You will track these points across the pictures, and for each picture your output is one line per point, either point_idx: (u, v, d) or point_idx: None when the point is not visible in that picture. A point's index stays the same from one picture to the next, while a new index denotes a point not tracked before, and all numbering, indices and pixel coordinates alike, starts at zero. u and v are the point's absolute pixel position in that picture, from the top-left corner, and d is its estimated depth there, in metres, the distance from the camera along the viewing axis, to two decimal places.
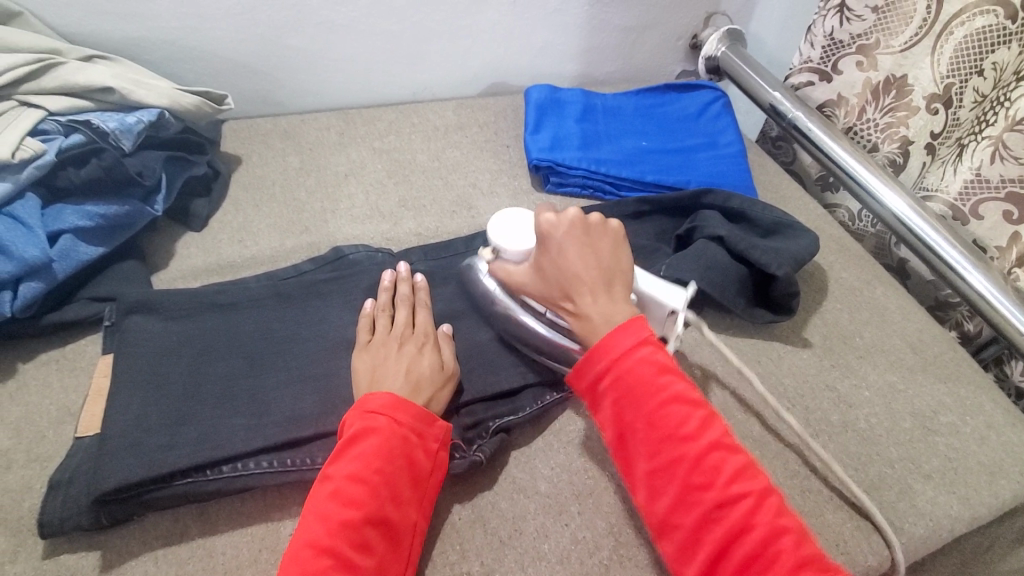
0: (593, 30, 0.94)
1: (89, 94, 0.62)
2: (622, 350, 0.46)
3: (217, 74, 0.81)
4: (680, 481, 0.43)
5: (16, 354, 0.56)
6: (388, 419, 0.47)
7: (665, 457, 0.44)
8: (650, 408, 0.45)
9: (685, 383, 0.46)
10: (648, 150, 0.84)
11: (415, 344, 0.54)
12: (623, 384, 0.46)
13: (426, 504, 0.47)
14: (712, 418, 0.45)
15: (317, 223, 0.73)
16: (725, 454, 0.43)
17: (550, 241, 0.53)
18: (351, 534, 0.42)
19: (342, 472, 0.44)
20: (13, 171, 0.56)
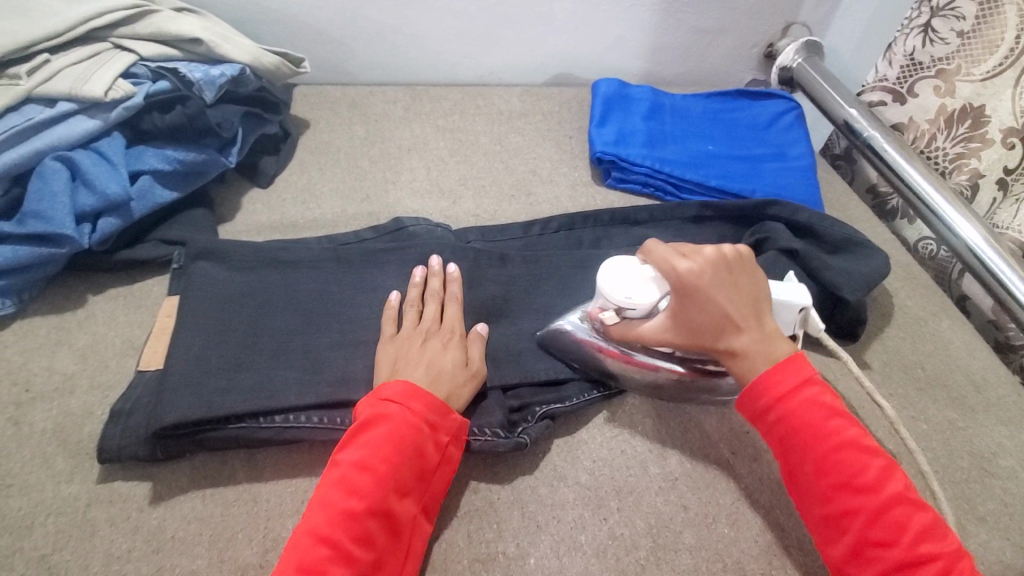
0: (667, 29, 0.92)
1: (177, 43, 0.64)
2: (788, 387, 0.46)
3: (294, 40, 0.83)
4: (858, 532, 0.42)
5: (86, 286, 0.58)
6: (401, 407, 0.46)
7: (841, 506, 0.43)
8: (821, 453, 0.44)
9: (858, 430, 0.44)
10: (713, 154, 0.82)
11: (442, 338, 0.53)
12: (788, 423, 0.45)
13: (430, 499, 0.46)
14: (892, 469, 0.43)
15: (377, 193, 0.74)
16: (910, 510, 0.42)
17: (692, 289, 0.49)
18: (353, 524, 0.41)
19: (352, 459, 0.44)
20: (104, 110, 0.58)
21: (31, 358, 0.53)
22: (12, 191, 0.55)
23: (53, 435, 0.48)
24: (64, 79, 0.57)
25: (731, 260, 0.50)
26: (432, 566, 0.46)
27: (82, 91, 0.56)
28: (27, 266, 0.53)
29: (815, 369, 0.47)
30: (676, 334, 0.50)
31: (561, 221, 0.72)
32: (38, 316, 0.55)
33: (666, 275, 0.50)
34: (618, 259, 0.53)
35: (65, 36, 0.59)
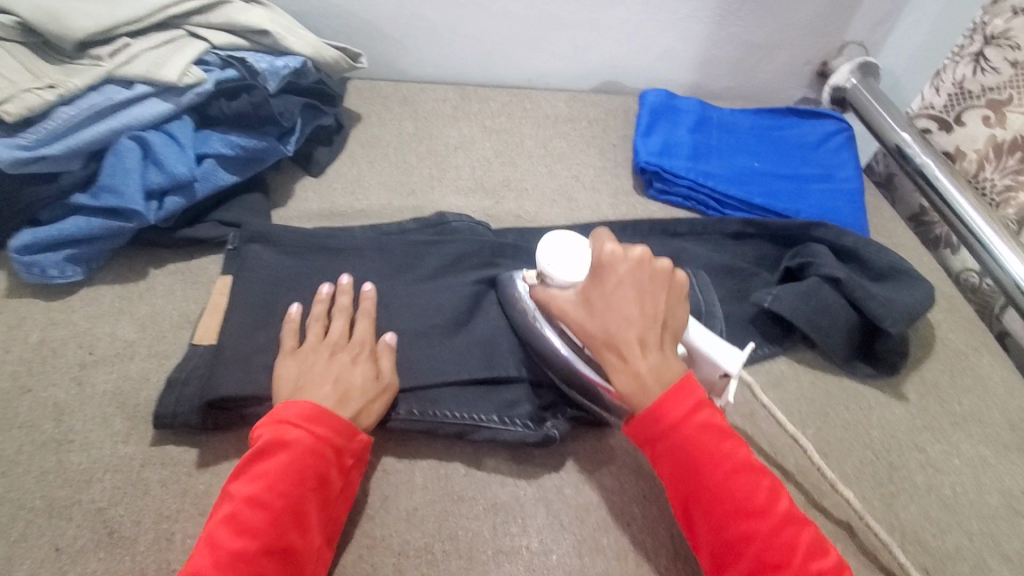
0: (719, 42, 0.92)
1: (246, 34, 0.67)
2: (684, 412, 0.45)
3: (351, 35, 0.85)
4: (751, 558, 0.42)
5: (148, 259, 0.61)
6: (305, 432, 0.44)
7: (735, 533, 0.43)
8: (718, 479, 0.44)
9: (744, 450, 0.46)
10: (758, 171, 0.81)
11: (350, 352, 0.51)
12: (683, 447, 0.45)
13: (332, 526, 0.45)
14: (776, 489, 0.45)
15: (423, 188, 0.76)
16: (796, 529, 0.43)
17: (606, 273, 0.50)
18: (243, 568, 0.39)
19: (245, 494, 0.42)
20: (176, 95, 0.62)
21: (96, 324, 0.56)
22: (89, 165, 0.58)
23: (112, 397, 0.51)
24: (142, 63, 0.60)
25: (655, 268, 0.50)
26: (458, 553, 0.47)
27: (159, 76, 0.60)
28: (98, 237, 0.57)
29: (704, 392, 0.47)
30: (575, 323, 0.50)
31: (600, 228, 0.73)
32: (103, 284, 0.59)
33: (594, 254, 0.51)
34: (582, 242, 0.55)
35: (145, 22, 0.62)
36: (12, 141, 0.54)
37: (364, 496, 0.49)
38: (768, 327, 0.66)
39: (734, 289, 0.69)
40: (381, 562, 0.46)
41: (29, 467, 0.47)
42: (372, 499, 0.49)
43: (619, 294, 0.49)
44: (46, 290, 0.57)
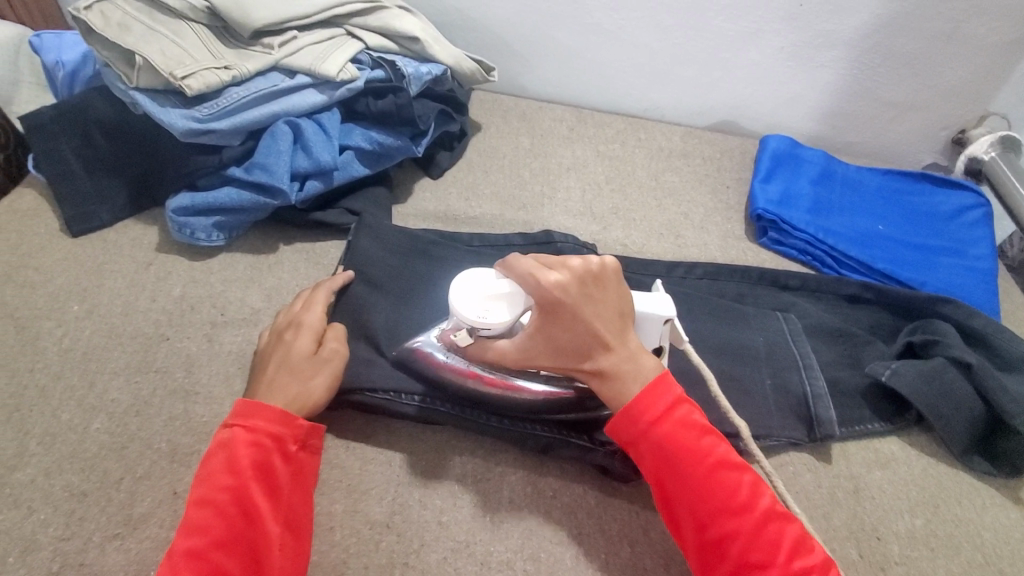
0: (852, 95, 0.88)
1: (398, 39, 0.71)
2: (663, 411, 0.44)
3: (483, 48, 0.89)
4: (736, 557, 0.41)
5: (280, 236, 0.66)
6: (239, 429, 0.44)
7: (719, 531, 0.42)
8: (698, 477, 0.43)
9: (724, 446, 0.45)
10: (882, 235, 0.77)
11: (295, 333, 0.51)
12: (663, 448, 0.44)
13: (292, 514, 0.42)
14: (757, 483, 0.44)
15: (533, 204, 0.77)
16: (779, 524, 0.42)
17: (559, 303, 0.46)
18: (198, 564, 0.38)
19: (194, 498, 0.41)
20: (331, 88, 0.66)
21: (229, 288, 0.60)
22: (246, 143, 0.64)
23: (236, 358, 0.55)
24: (307, 56, 0.65)
25: (597, 270, 0.47)
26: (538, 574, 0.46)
27: (320, 69, 0.64)
28: (243, 208, 0.62)
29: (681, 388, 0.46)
30: (548, 357, 0.47)
31: (707, 269, 0.71)
32: (238, 252, 0.63)
33: (533, 289, 0.47)
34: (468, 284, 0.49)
35: (312, 18, 0.67)
36: (188, 112, 0.60)
37: (452, 497, 0.49)
38: (879, 401, 0.62)
39: (845, 354, 0.65)
40: (464, 566, 0.46)
41: (159, 410, 0.51)
42: (460, 503, 0.49)
43: (580, 318, 0.46)
44: (190, 250, 0.63)
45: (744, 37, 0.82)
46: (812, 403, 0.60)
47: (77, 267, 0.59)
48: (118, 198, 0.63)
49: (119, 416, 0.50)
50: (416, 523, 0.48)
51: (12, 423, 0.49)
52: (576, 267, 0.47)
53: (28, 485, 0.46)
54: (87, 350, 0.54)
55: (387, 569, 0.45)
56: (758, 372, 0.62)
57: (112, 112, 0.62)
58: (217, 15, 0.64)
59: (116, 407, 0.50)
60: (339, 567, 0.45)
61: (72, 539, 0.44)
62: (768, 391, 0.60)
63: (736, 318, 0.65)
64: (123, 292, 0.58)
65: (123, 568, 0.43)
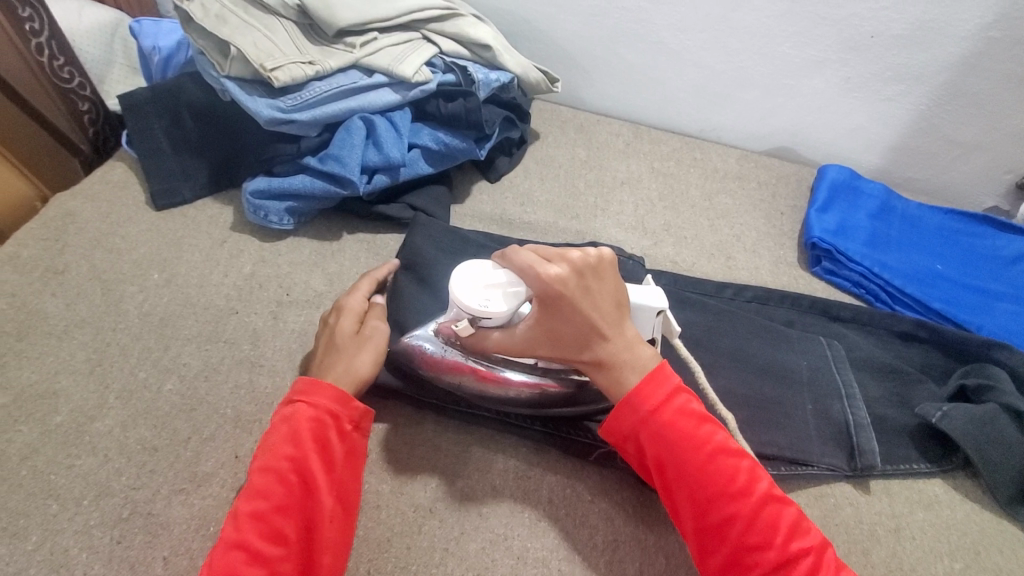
0: (917, 131, 0.87)
1: (470, 46, 0.73)
2: (661, 399, 0.45)
3: (547, 60, 0.91)
4: (734, 541, 0.42)
5: (345, 225, 0.69)
6: (302, 404, 0.46)
7: (717, 516, 0.42)
8: (696, 464, 0.43)
9: (722, 433, 0.45)
10: (940, 275, 0.76)
11: (338, 316, 0.54)
12: (661, 437, 0.44)
13: (344, 489, 0.44)
14: (755, 469, 0.44)
15: (586, 215, 0.79)
16: (777, 508, 0.42)
17: (561, 297, 0.46)
18: (260, 526, 0.41)
19: (257, 465, 0.44)
20: (405, 88, 0.69)
21: (295, 270, 0.63)
22: (322, 135, 0.67)
23: (298, 336, 0.58)
24: (385, 57, 0.68)
25: (594, 262, 0.48)
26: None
27: (397, 70, 0.67)
28: (314, 195, 0.65)
29: (680, 377, 0.47)
30: (551, 347, 0.48)
31: (756, 293, 0.71)
32: (305, 237, 0.67)
33: (532, 282, 0.46)
34: (465, 276, 0.49)
35: (393, 21, 0.69)
36: (273, 102, 0.63)
37: (493, 491, 0.51)
38: (926, 442, 0.61)
39: (894, 391, 0.64)
40: (501, 559, 0.47)
41: (226, 378, 0.54)
42: (501, 496, 0.51)
43: (579, 311, 0.46)
44: (261, 232, 0.66)
45: (809, 65, 0.82)
46: (854, 432, 0.59)
47: (159, 239, 0.63)
48: (200, 177, 0.67)
49: (189, 380, 0.53)
50: (458, 511, 0.49)
51: (94, 376, 0.52)
52: (574, 259, 0.47)
53: (106, 435, 0.49)
54: (165, 316, 0.57)
55: (427, 552, 0.47)
56: (801, 398, 0.61)
57: (203, 96, 0.67)
58: (306, 13, 0.67)
59: (188, 370, 0.54)
60: (383, 545, 0.47)
61: (142, 489, 0.47)
62: (808, 415, 0.60)
63: (779, 341, 0.65)
64: (199, 265, 0.62)
65: (186, 521, 0.45)
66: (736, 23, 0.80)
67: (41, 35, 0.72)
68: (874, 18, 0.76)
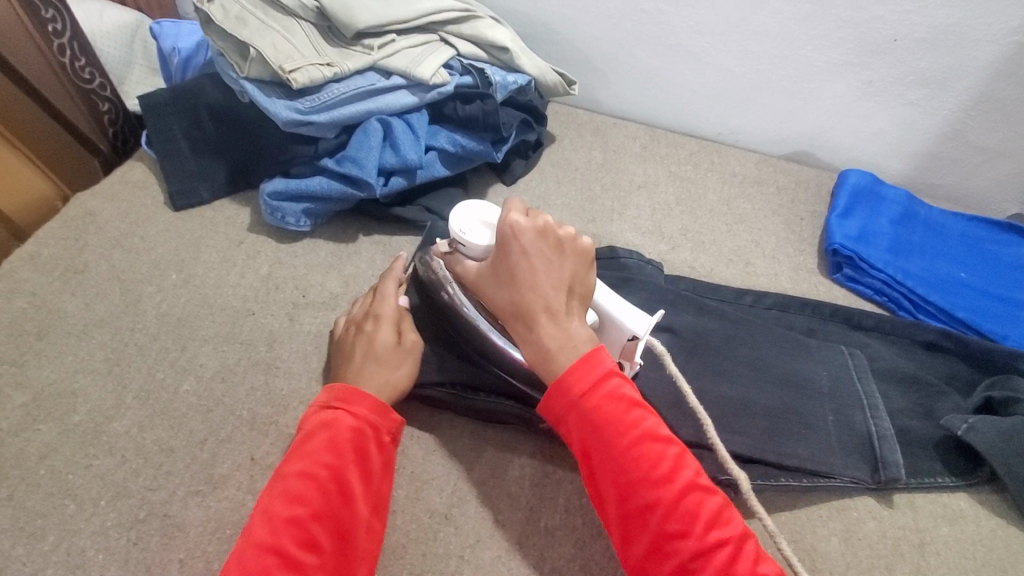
0: (941, 136, 0.85)
1: (487, 48, 0.73)
2: (591, 383, 0.44)
3: (564, 63, 0.90)
4: (654, 528, 0.40)
5: (361, 227, 0.69)
6: (343, 412, 0.46)
7: (638, 503, 0.41)
8: (621, 450, 0.42)
9: (653, 421, 0.44)
10: (965, 283, 0.74)
11: (375, 324, 0.54)
12: (591, 421, 0.43)
13: (378, 499, 0.44)
14: (683, 457, 0.43)
15: (602, 219, 0.78)
16: (700, 496, 0.41)
17: (511, 244, 0.49)
18: (297, 531, 0.39)
19: (292, 468, 0.42)
20: (422, 91, 0.68)
21: (311, 272, 0.63)
22: (340, 137, 0.67)
23: (313, 338, 0.58)
24: (403, 59, 0.67)
25: (562, 237, 0.49)
26: None
27: (415, 72, 0.67)
28: (333, 198, 0.65)
29: (615, 363, 0.46)
30: (487, 288, 0.50)
31: (776, 300, 0.70)
32: (321, 239, 0.67)
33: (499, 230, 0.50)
34: (470, 204, 0.53)
35: (410, 23, 0.69)
36: (291, 104, 0.63)
37: (510, 498, 0.50)
38: (952, 455, 0.60)
39: (918, 403, 0.63)
40: (517, 568, 0.47)
41: (242, 379, 0.54)
42: (517, 504, 0.50)
43: (523, 269, 0.48)
44: (278, 233, 0.66)
45: (831, 69, 0.81)
46: (877, 443, 0.58)
47: (177, 239, 0.64)
48: (218, 178, 0.67)
49: (206, 381, 0.53)
50: (473, 519, 0.49)
51: (112, 375, 0.53)
52: (539, 226, 0.49)
53: (124, 435, 0.49)
54: (182, 316, 0.57)
55: (443, 560, 0.46)
56: (822, 407, 0.60)
57: (221, 98, 0.67)
58: (324, 15, 0.67)
59: (205, 371, 0.54)
60: (398, 551, 0.46)
61: (159, 491, 0.47)
62: (829, 425, 0.59)
63: (799, 349, 0.64)
64: (216, 266, 0.62)
65: (203, 524, 0.45)
66: (756, 26, 0.79)
67: (63, 36, 0.72)
68: (897, 22, 0.75)
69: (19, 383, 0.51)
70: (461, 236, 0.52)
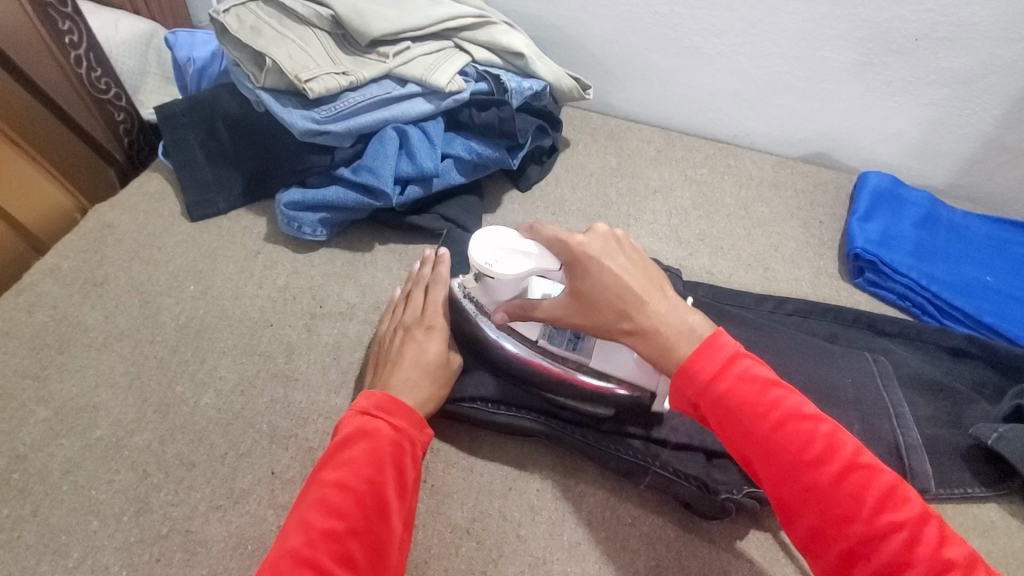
0: (963, 136, 0.83)
1: (502, 54, 0.72)
2: (719, 367, 0.42)
3: (577, 65, 0.89)
4: (816, 511, 0.38)
5: (377, 236, 0.69)
6: (384, 424, 0.45)
7: (794, 484, 0.39)
8: (764, 432, 0.40)
9: (796, 398, 0.41)
10: (991, 287, 0.73)
11: (427, 334, 0.54)
12: (725, 406, 0.41)
13: (409, 517, 0.43)
14: (837, 433, 0.40)
15: (619, 224, 0.78)
16: (865, 475, 0.38)
17: (587, 261, 0.46)
18: (334, 546, 0.38)
19: (330, 480, 0.41)
20: (438, 98, 0.68)
21: (328, 282, 0.63)
22: (355, 146, 0.67)
23: (332, 349, 0.57)
24: (419, 66, 0.67)
25: (617, 238, 0.48)
26: None
27: (430, 79, 0.66)
28: (349, 207, 0.65)
29: (740, 343, 0.44)
30: (580, 315, 0.47)
31: (797, 306, 0.69)
32: (337, 249, 0.66)
33: (563, 252, 0.48)
34: (485, 233, 0.51)
35: (425, 30, 0.69)
36: (308, 113, 0.63)
37: (532, 512, 0.50)
38: (981, 465, 0.58)
39: (946, 411, 0.61)
40: None
41: (262, 391, 0.54)
42: (539, 518, 0.49)
43: (609, 274, 0.46)
44: (294, 243, 0.66)
45: (850, 69, 0.79)
46: (905, 454, 0.57)
47: (195, 250, 0.64)
48: (234, 188, 0.67)
49: (226, 394, 0.53)
50: (496, 533, 0.48)
51: (133, 389, 0.53)
52: (594, 232, 0.48)
53: (145, 449, 0.49)
54: (201, 328, 0.57)
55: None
56: (847, 415, 0.58)
57: (237, 108, 0.67)
58: (339, 23, 0.67)
59: (224, 384, 0.54)
60: (420, 567, 0.46)
61: (180, 506, 0.47)
62: (856, 434, 0.57)
63: (822, 356, 0.62)
64: (234, 277, 0.62)
65: (224, 539, 0.45)
66: (773, 26, 0.77)
67: (80, 48, 0.73)
68: (918, 20, 0.73)
69: (42, 398, 0.52)
70: (489, 269, 0.50)
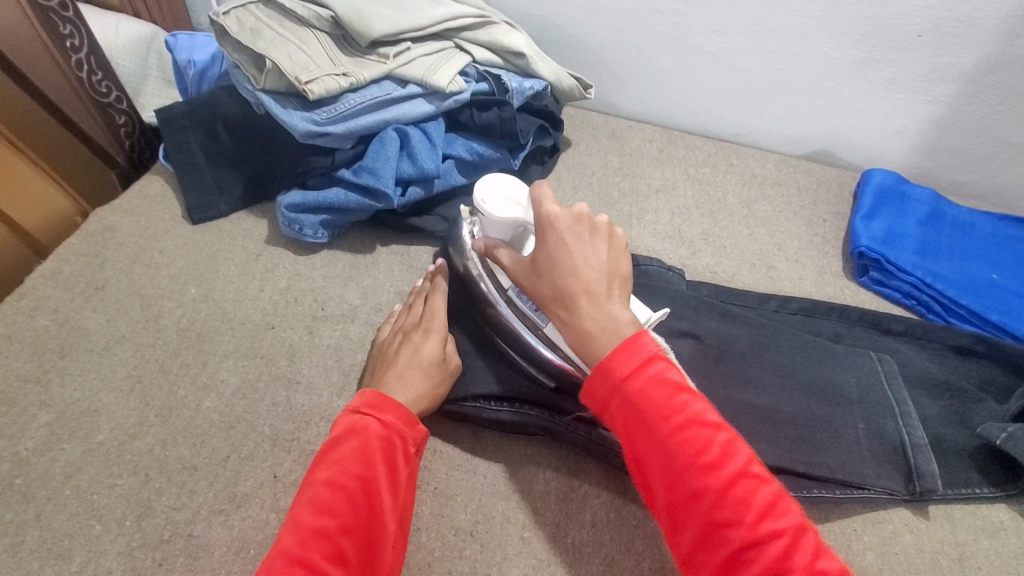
0: (967, 133, 0.82)
1: (503, 54, 0.72)
2: (635, 366, 0.40)
3: (578, 64, 0.89)
4: (701, 517, 0.37)
5: (378, 237, 0.68)
6: (374, 421, 0.45)
7: (685, 489, 0.37)
8: (666, 434, 0.39)
9: (703, 404, 0.40)
10: (997, 284, 0.72)
11: (423, 335, 0.54)
12: (635, 405, 0.40)
13: (404, 515, 0.43)
14: (736, 442, 0.38)
15: (621, 224, 0.77)
16: (753, 485, 0.37)
17: (546, 232, 0.45)
18: (326, 544, 0.38)
19: (321, 478, 0.42)
20: (439, 99, 0.68)
21: (329, 284, 0.63)
22: (356, 147, 0.67)
23: (333, 352, 0.57)
24: (419, 67, 0.67)
25: (593, 224, 0.46)
26: None
27: (431, 80, 0.66)
28: (349, 209, 0.64)
29: (659, 344, 0.42)
30: (524, 277, 0.48)
31: (801, 304, 0.69)
32: (338, 250, 0.66)
33: (535, 219, 0.47)
34: (490, 177, 0.53)
35: (425, 30, 0.68)
36: (308, 115, 0.63)
37: (535, 514, 0.49)
38: (989, 464, 0.58)
39: (952, 410, 0.61)
40: None
41: (264, 395, 0.53)
42: (542, 520, 0.49)
43: (562, 251, 0.44)
44: (295, 245, 0.66)
45: (853, 66, 0.79)
46: (911, 453, 0.56)
47: (196, 253, 0.64)
48: (235, 191, 0.67)
49: (227, 397, 0.53)
50: (499, 535, 0.48)
51: (135, 393, 0.53)
52: (570, 213, 0.46)
53: (147, 453, 0.49)
54: (202, 331, 0.57)
55: None
56: (852, 415, 0.58)
57: (237, 110, 0.67)
58: (338, 24, 0.67)
59: (226, 388, 0.53)
60: (423, 570, 0.46)
61: (182, 510, 0.46)
62: (861, 434, 0.57)
63: (826, 356, 0.62)
64: (235, 279, 0.62)
65: (227, 543, 0.45)
66: (775, 24, 0.77)
67: (80, 51, 0.73)
68: (921, 16, 0.72)
69: (44, 402, 0.51)
70: (483, 207, 0.51)
